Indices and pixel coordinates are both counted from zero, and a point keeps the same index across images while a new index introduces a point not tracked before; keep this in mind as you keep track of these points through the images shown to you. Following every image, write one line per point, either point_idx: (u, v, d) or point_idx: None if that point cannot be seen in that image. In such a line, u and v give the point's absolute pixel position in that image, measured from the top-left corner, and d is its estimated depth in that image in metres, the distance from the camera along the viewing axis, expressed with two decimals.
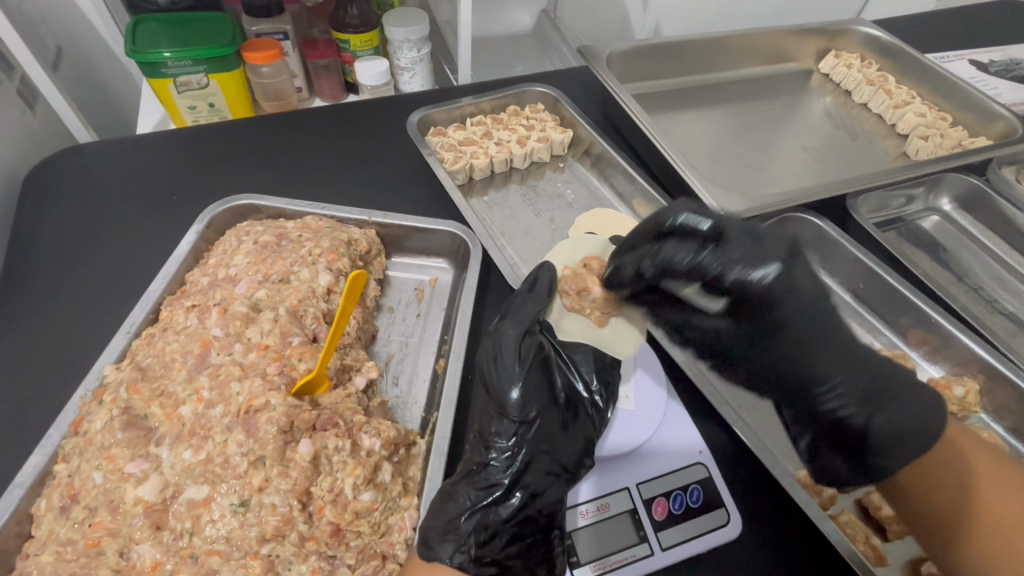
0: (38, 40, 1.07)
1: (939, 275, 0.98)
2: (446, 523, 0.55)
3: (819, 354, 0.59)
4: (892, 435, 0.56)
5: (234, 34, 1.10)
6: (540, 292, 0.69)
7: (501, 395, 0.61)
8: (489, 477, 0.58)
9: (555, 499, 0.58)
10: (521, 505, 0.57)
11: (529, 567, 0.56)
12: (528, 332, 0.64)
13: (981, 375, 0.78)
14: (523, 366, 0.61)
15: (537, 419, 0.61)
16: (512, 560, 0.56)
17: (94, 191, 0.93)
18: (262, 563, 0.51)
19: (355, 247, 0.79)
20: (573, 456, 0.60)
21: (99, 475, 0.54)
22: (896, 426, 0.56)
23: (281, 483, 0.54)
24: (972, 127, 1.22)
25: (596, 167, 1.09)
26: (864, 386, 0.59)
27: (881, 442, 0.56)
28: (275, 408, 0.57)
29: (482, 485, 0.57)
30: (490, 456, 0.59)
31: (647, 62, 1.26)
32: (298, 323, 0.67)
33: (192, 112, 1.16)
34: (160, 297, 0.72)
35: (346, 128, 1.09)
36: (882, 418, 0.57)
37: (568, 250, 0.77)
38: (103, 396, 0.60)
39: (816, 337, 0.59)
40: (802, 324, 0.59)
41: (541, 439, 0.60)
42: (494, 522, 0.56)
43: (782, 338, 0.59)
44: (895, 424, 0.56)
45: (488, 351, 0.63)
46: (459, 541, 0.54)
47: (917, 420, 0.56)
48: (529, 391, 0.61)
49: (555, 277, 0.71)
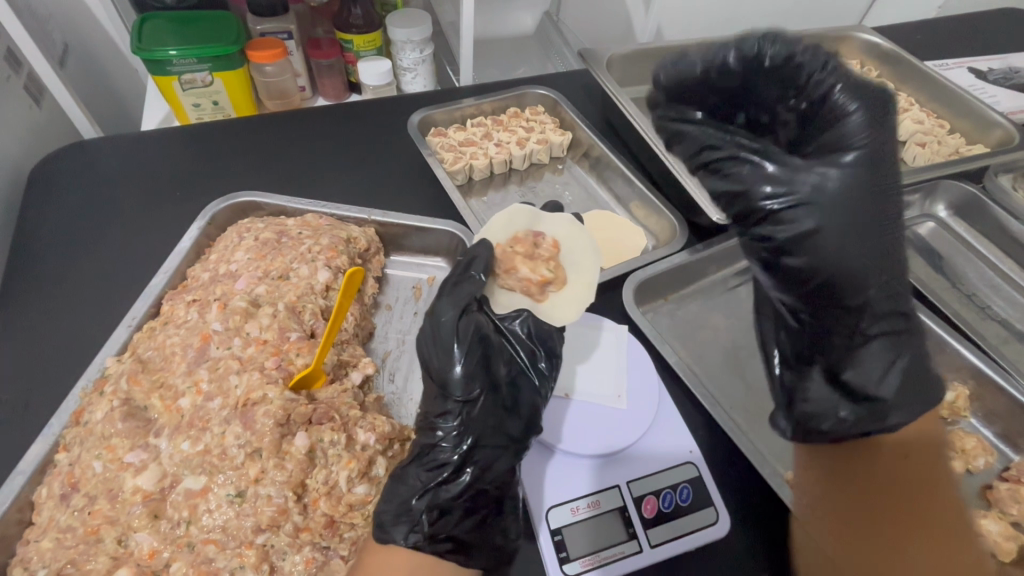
0: (46, 36, 1.09)
1: (933, 281, 0.99)
2: (398, 507, 0.56)
3: (872, 267, 0.65)
4: (907, 384, 0.65)
5: (239, 33, 1.11)
6: (477, 271, 0.64)
7: (443, 372, 0.60)
8: (438, 458, 0.59)
9: (505, 470, 0.60)
10: (472, 481, 0.59)
11: (488, 539, 0.58)
12: (466, 312, 0.62)
13: (972, 381, 0.79)
14: (463, 345, 0.60)
15: (480, 398, 0.61)
16: (467, 535, 0.57)
17: (99, 186, 0.95)
18: (257, 552, 0.52)
19: (354, 245, 0.80)
20: (519, 427, 0.62)
21: (99, 464, 0.55)
22: (911, 369, 0.66)
23: (276, 475, 0.55)
24: (969, 136, 1.23)
25: (595, 169, 1.10)
26: (893, 329, 0.67)
27: (888, 370, 0.66)
28: (273, 401, 0.58)
29: (431, 466, 0.58)
30: (438, 436, 0.60)
31: (648, 66, 1.27)
32: (296, 319, 0.68)
33: (196, 110, 1.17)
34: (162, 291, 0.73)
35: (348, 127, 1.11)
36: (901, 355, 0.66)
37: (501, 220, 0.69)
38: (104, 387, 0.61)
39: (871, 224, 0.64)
40: (872, 186, 0.64)
41: (485, 414, 0.61)
42: (448, 500, 0.58)
43: (834, 240, 0.64)
44: (899, 373, 0.66)
45: (426, 336, 0.62)
46: (415, 524, 0.55)
47: (917, 368, 0.66)
48: (470, 367, 0.60)
49: (492, 252, 0.65)
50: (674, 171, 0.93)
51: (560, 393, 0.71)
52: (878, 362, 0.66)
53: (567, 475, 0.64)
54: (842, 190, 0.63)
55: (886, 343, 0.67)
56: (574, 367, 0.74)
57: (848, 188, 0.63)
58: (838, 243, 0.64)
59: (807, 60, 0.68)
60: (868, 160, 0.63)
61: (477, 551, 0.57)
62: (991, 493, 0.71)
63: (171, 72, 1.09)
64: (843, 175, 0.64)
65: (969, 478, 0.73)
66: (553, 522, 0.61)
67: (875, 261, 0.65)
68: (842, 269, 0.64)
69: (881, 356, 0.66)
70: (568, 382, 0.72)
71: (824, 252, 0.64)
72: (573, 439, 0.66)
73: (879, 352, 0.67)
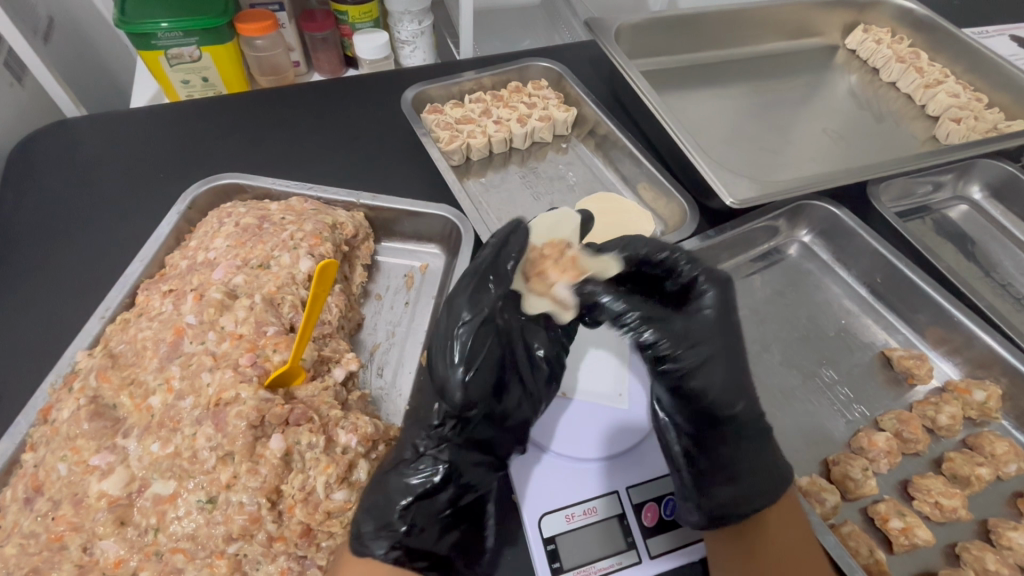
0: (29, 7, 1.04)
1: (964, 270, 0.92)
2: (378, 519, 0.52)
3: (738, 388, 0.61)
4: (768, 479, 0.57)
5: (226, 3, 1.05)
6: (504, 272, 0.57)
7: (442, 379, 0.54)
8: (421, 470, 0.55)
9: (487, 488, 0.59)
10: (455, 496, 0.57)
11: (461, 553, 0.56)
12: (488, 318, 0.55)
13: (1004, 379, 0.73)
14: (467, 356, 0.53)
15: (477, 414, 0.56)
16: (447, 548, 0.55)
17: (80, 168, 0.91)
18: (228, 562, 0.50)
19: (340, 231, 0.75)
20: (507, 446, 0.59)
21: (64, 467, 0.53)
22: (773, 464, 0.59)
23: (249, 481, 0.51)
24: (1010, 109, 1.13)
25: (601, 149, 1.03)
26: (758, 439, 0.60)
27: (762, 477, 0.57)
28: (246, 402, 0.54)
29: (415, 479, 0.54)
30: (422, 446, 0.56)
31: (659, 37, 1.19)
32: (274, 312, 0.63)
33: (185, 86, 1.12)
34: (138, 281, 0.70)
35: (340, 103, 1.05)
36: (767, 453, 0.59)
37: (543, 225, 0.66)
38: (74, 383, 0.59)
39: (738, 368, 0.62)
40: (734, 349, 0.62)
41: (479, 432, 0.58)
42: (427, 513, 0.55)
43: (710, 368, 0.60)
44: (777, 472, 0.58)
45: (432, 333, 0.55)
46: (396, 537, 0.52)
47: (772, 459, 0.59)
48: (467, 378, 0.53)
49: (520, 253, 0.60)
50: (685, 150, 0.87)
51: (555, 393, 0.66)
52: (750, 462, 0.58)
53: (558, 481, 0.59)
54: (720, 341, 0.61)
55: (755, 447, 0.59)
56: (571, 365, 0.69)
57: (709, 345, 0.61)
58: (709, 376, 0.60)
59: (646, 245, 0.64)
60: (712, 325, 0.62)
61: (454, 565, 0.55)
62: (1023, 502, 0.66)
63: (157, 46, 1.03)
64: (708, 338, 0.61)
65: (998, 485, 0.68)
66: (547, 531, 0.57)
67: (744, 399, 0.61)
68: (719, 381, 0.60)
69: (749, 456, 0.59)
70: (565, 380, 0.67)
71: (704, 360, 0.60)
72: (567, 443, 0.62)
73: (754, 454, 0.59)
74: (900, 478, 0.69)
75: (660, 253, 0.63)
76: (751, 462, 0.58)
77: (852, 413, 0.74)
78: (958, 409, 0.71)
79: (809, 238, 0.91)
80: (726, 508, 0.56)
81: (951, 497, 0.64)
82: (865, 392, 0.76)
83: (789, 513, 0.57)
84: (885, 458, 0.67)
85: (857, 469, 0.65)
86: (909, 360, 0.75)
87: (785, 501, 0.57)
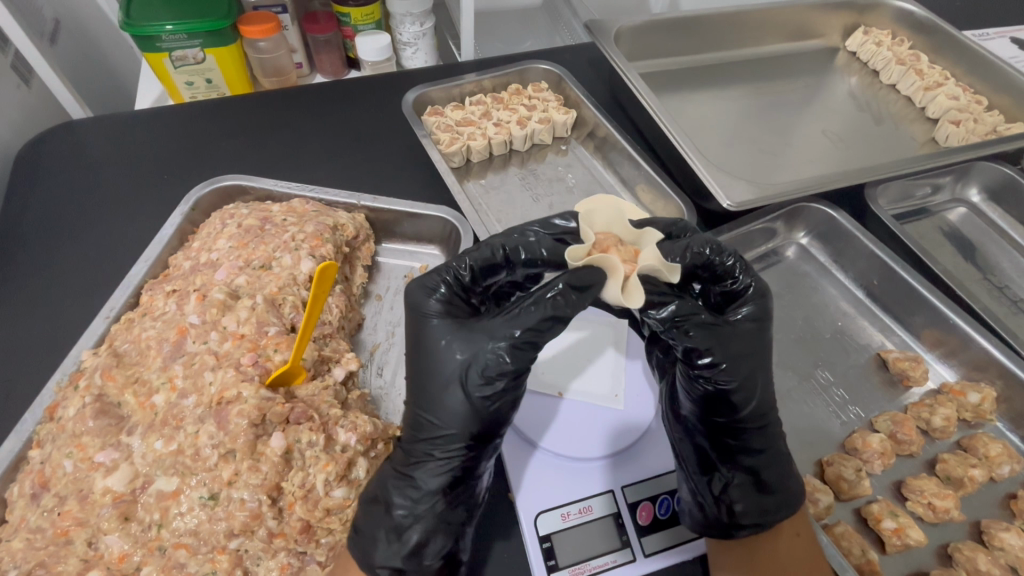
0: (37, 10, 1.05)
1: (961, 272, 0.92)
2: (380, 530, 0.54)
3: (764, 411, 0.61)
4: (771, 503, 0.59)
5: (229, 6, 1.07)
6: (467, 272, 0.59)
7: (468, 396, 0.54)
8: (415, 479, 0.56)
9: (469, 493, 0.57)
10: (445, 504, 0.55)
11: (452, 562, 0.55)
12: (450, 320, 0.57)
13: (999, 382, 0.74)
14: (519, 360, 0.53)
15: (439, 419, 0.56)
16: (438, 561, 0.54)
17: (85, 169, 0.92)
18: (229, 557, 0.51)
19: (341, 232, 0.76)
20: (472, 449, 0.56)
21: (69, 463, 0.54)
22: (780, 487, 0.59)
23: (250, 478, 0.52)
24: (1009, 111, 1.13)
25: (601, 151, 1.04)
26: (772, 464, 0.60)
27: (767, 501, 0.59)
28: (247, 400, 0.55)
29: (405, 485, 0.56)
30: (412, 453, 0.57)
31: (659, 38, 1.19)
32: (275, 312, 0.64)
33: (189, 88, 1.13)
34: (142, 281, 0.71)
35: (342, 105, 1.06)
36: (775, 476, 0.60)
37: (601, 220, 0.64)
38: (79, 381, 0.60)
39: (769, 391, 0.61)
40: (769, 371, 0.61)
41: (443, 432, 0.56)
42: (423, 522, 0.54)
43: (749, 389, 0.59)
44: (783, 499, 0.59)
45: (417, 350, 0.57)
46: (402, 553, 0.53)
47: (776, 471, 0.60)
48: (511, 386, 0.54)
49: (491, 253, 0.59)
50: (684, 153, 0.87)
51: (552, 391, 0.66)
52: (757, 483, 0.60)
53: (554, 478, 0.60)
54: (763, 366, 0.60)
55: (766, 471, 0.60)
56: (567, 365, 0.69)
57: (754, 357, 0.59)
58: (740, 398, 0.59)
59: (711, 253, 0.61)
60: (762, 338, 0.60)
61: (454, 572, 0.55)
62: (1016, 503, 0.66)
63: (162, 48, 1.04)
64: (753, 362, 0.59)
65: (992, 486, 0.69)
66: (543, 529, 0.57)
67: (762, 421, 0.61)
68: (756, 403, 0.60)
69: (756, 479, 0.60)
70: (562, 380, 0.67)
71: (745, 382, 0.59)
72: (563, 443, 0.62)
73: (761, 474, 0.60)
74: (893, 478, 0.70)
75: (722, 256, 0.61)
76: (749, 474, 0.60)
77: (847, 414, 0.74)
78: (952, 410, 0.72)
79: (807, 240, 0.92)
80: (732, 525, 0.57)
81: (944, 498, 0.64)
82: (861, 394, 0.76)
83: (793, 528, 0.59)
84: (879, 459, 0.68)
85: (851, 470, 0.66)
86: (905, 362, 0.76)
87: (787, 525, 0.59)
